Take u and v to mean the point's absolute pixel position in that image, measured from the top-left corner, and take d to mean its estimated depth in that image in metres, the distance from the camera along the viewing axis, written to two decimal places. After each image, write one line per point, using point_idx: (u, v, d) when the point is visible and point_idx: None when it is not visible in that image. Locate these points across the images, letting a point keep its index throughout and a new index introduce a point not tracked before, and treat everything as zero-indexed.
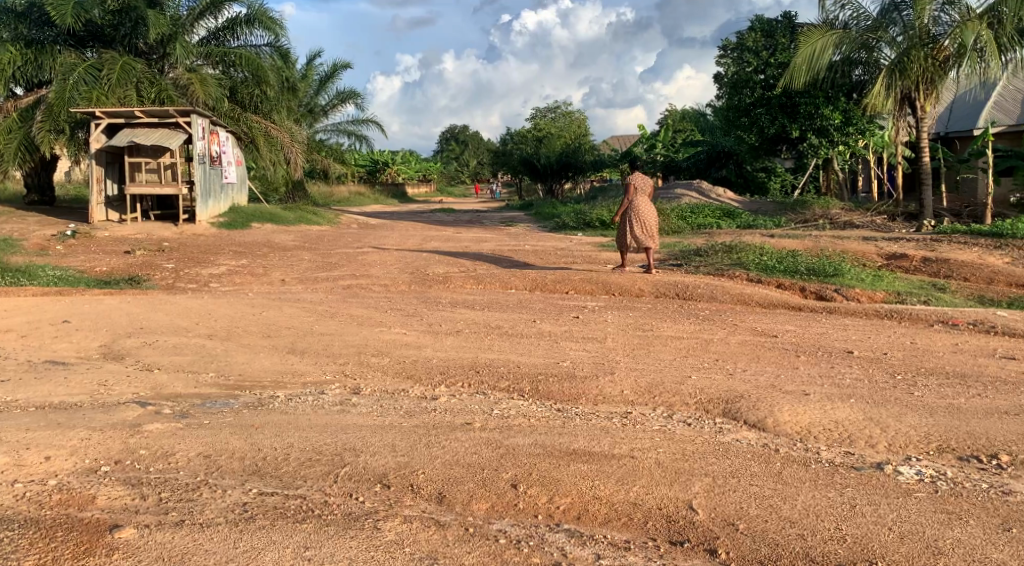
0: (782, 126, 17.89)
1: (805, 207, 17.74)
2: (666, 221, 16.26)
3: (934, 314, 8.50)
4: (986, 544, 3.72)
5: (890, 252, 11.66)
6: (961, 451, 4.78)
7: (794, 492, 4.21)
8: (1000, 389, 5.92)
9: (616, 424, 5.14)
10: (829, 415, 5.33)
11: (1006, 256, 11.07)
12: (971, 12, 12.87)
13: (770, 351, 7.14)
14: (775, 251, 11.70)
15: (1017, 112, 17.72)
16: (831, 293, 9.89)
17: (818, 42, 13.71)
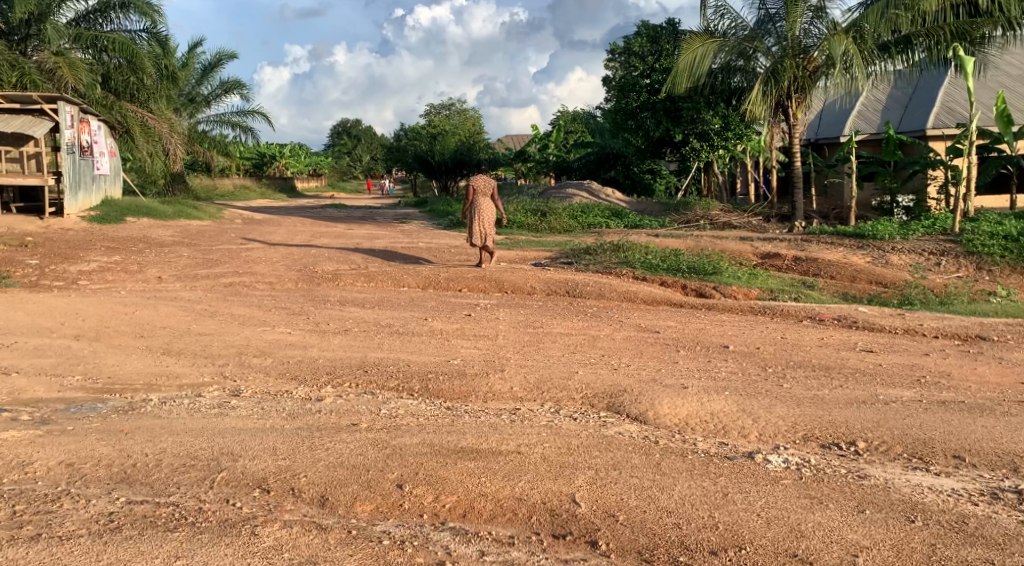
0: (666, 130, 18.46)
1: (688, 208, 18.36)
2: (557, 220, 16.57)
3: (803, 310, 9.00)
4: (843, 526, 3.98)
5: (765, 252, 12.23)
6: (824, 439, 5.08)
7: (670, 483, 4.37)
8: (859, 380, 6.33)
9: (504, 421, 5.18)
10: (706, 407, 5.56)
11: (868, 256, 11.81)
12: (837, 26, 13.68)
13: (654, 346, 7.38)
14: (660, 250, 12.07)
15: (877, 122, 18.92)
16: (710, 290, 10.30)
17: (699, 49, 14.09)
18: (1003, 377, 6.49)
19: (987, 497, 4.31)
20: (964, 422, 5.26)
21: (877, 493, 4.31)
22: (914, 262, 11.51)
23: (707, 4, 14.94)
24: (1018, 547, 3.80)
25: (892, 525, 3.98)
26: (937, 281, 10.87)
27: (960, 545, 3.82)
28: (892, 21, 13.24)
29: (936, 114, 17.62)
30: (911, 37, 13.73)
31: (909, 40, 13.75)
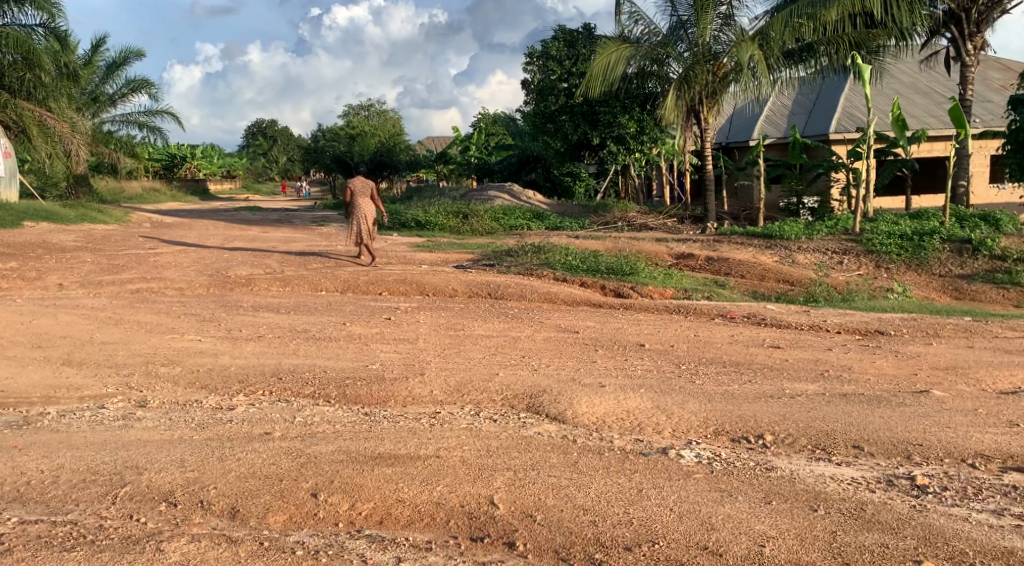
0: (584, 133, 18.64)
1: (607, 209, 18.67)
2: (479, 222, 16.63)
3: (715, 308, 9.26)
4: (751, 517, 4.11)
5: (679, 252, 12.52)
6: (734, 433, 5.24)
7: (588, 480, 4.43)
8: (767, 375, 6.57)
9: (422, 425, 5.16)
10: (622, 405, 5.66)
11: (777, 256, 12.23)
12: (744, 34, 14.14)
13: (573, 346, 7.46)
14: (579, 251, 12.21)
15: (784, 126, 19.60)
16: (628, 290, 10.50)
17: (613, 54, 14.31)
18: (899, 369, 6.82)
19: (884, 484, 4.52)
20: (863, 413, 5.51)
21: (784, 485, 4.47)
22: (818, 261, 11.98)
23: (621, 10, 15.20)
24: (911, 530, 4.00)
25: (798, 514, 4.14)
26: (840, 279, 11.35)
27: (858, 531, 4.00)
28: (795, 30, 13.76)
29: (837, 119, 18.40)
30: (813, 45, 14.33)
31: (811, 48, 14.35)
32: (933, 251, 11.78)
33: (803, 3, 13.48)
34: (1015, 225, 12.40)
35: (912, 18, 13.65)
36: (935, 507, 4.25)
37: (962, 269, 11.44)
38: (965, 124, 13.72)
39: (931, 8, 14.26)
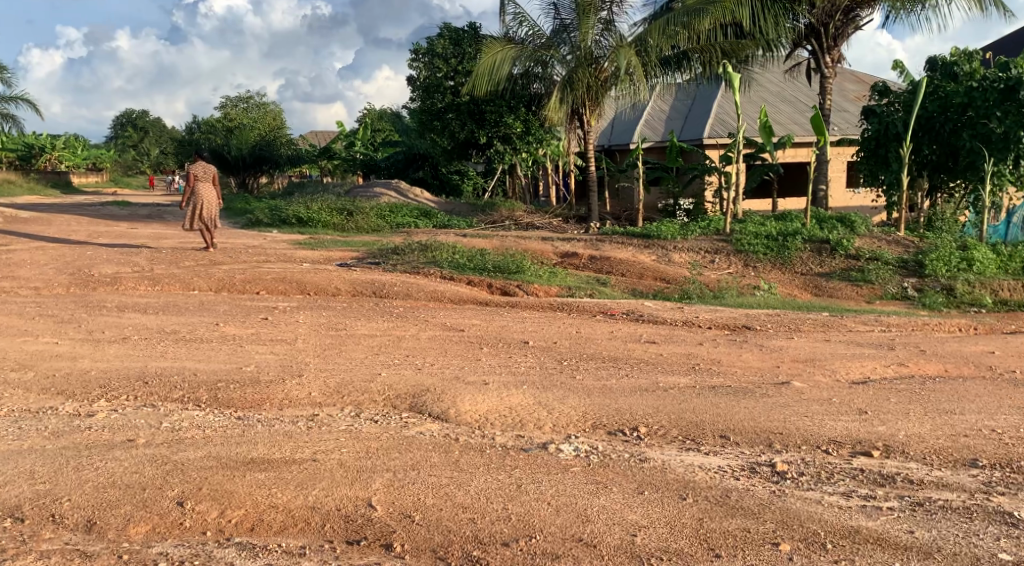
0: (471, 131, 18.63)
1: (494, 208, 18.75)
2: (363, 219, 16.40)
3: (597, 305, 9.48)
4: (626, 508, 4.23)
5: (563, 252, 12.71)
6: (611, 426, 5.38)
7: (468, 478, 4.44)
8: (644, 369, 6.80)
9: (300, 428, 5.03)
10: (505, 402, 5.71)
11: (654, 255, 12.60)
12: (624, 40, 14.50)
13: (457, 344, 7.46)
14: (465, 250, 12.21)
15: (662, 130, 20.25)
16: (514, 289, 10.59)
17: (498, 54, 14.42)
18: (764, 361, 7.20)
19: (747, 471, 4.75)
20: (730, 404, 5.78)
21: (656, 475, 4.62)
22: (692, 260, 12.45)
23: (505, 11, 15.31)
24: (770, 515, 4.23)
25: (668, 503, 4.29)
26: (712, 277, 11.86)
27: (724, 517, 4.19)
28: (671, 37, 14.21)
29: (711, 124, 19.17)
30: (687, 53, 14.89)
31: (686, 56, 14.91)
32: (796, 251, 12.48)
33: (679, 12, 13.91)
34: (868, 227, 13.28)
35: (777, 31, 14.45)
36: (793, 492, 4.50)
37: (821, 268, 12.16)
38: (824, 131, 14.59)
39: (795, 21, 15.04)
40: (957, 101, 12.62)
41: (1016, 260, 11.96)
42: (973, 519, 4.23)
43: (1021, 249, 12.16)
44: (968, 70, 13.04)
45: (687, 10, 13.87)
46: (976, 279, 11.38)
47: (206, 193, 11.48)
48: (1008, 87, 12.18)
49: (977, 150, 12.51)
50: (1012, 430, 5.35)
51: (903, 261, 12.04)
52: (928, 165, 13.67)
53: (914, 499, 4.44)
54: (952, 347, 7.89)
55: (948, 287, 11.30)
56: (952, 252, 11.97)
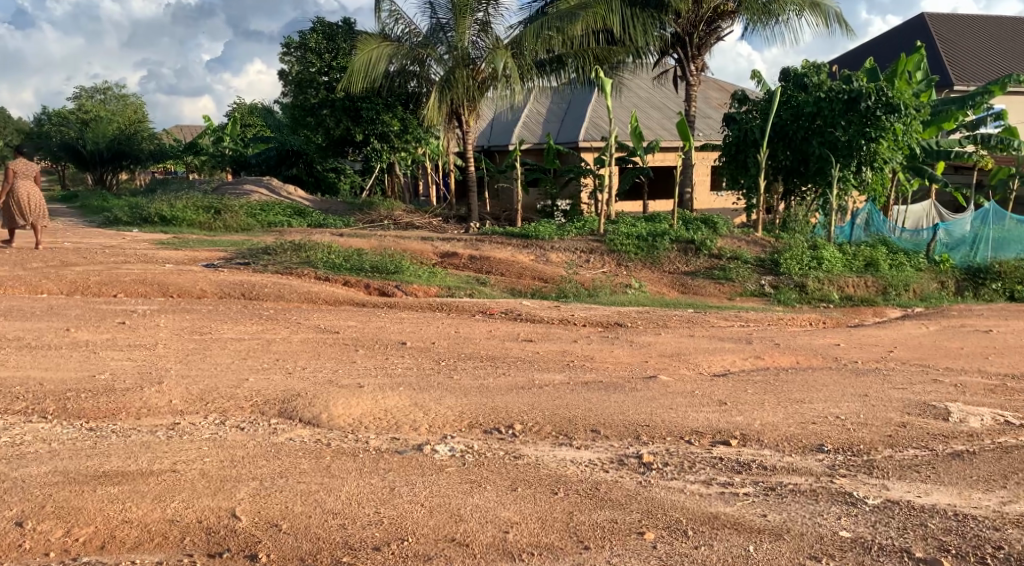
0: (346, 128, 18.23)
1: (372, 208, 18.42)
2: (233, 218, 15.80)
3: (475, 305, 9.52)
4: (498, 506, 4.26)
5: (443, 251, 12.66)
6: (486, 425, 5.41)
7: (339, 484, 4.36)
8: (521, 367, 6.87)
9: (159, 438, 4.79)
10: (380, 404, 5.63)
11: (532, 255, 12.75)
12: (500, 42, 14.59)
13: (331, 347, 7.30)
14: (341, 250, 11.96)
15: (540, 132, 20.54)
16: (392, 290, 10.48)
17: (374, 51, 14.22)
18: (633, 357, 7.43)
19: (616, 463, 4.89)
20: (602, 399, 5.94)
21: (528, 471, 4.69)
22: (569, 260, 12.68)
23: (380, 7, 15.12)
24: (637, 505, 4.37)
25: (540, 499, 4.36)
26: (587, 276, 12.12)
27: (592, 509, 4.29)
28: (546, 41, 14.43)
29: (586, 127, 19.60)
30: (562, 57, 15.21)
31: (560, 60, 15.25)
32: (665, 250, 12.94)
33: (553, 16, 14.22)
34: (730, 228, 13.93)
35: (645, 39, 14.92)
36: (658, 482, 4.67)
37: (687, 267, 12.68)
38: (689, 137, 15.23)
39: (662, 30, 15.61)
40: (807, 110, 13.46)
41: (860, 259, 12.85)
42: (819, 500, 4.52)
43: (864, 249, 13.08)
44: (816, 81, 13.75)
45: (559, 15, 14.16)
46: (826, 276, 12.20)
47: (25, 189, 10.74)
48: (851, 98, 13.08)
49: (825, 156, 13.42)
50: (854, 416, 5.75)
51: (761, 260, 12.71)
52: (782, 169, 14.50)
53: (767, 484, 4.71)
54: (803, 340, 8.41)
55: (801, 283, 12.06)
56: (804, 251, 12.75)
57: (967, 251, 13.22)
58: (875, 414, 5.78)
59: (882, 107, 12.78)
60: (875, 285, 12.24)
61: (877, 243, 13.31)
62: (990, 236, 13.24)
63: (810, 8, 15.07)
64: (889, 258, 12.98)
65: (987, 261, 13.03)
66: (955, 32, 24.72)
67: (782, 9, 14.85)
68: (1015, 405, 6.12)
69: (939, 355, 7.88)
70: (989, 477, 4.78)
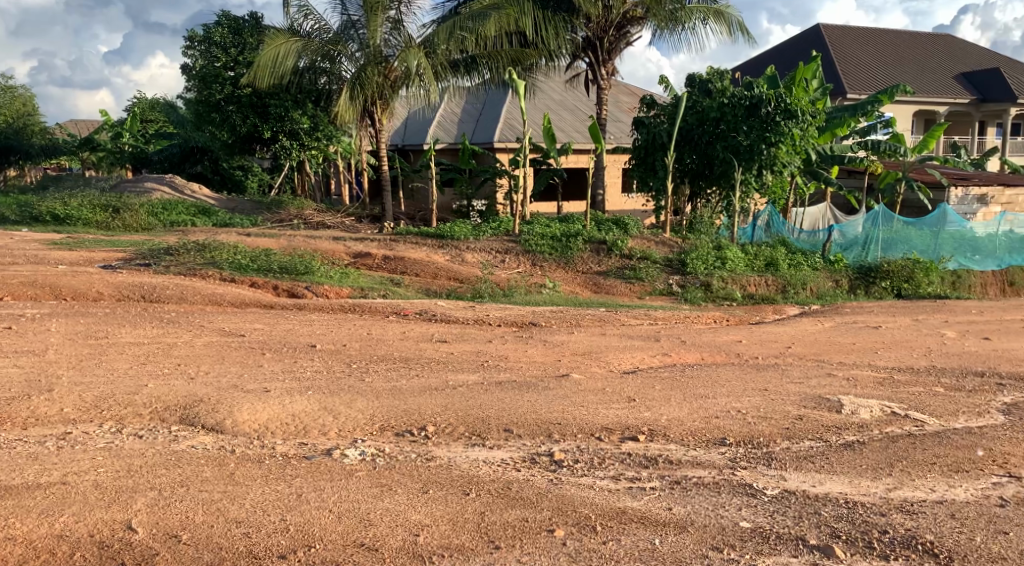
0: (253, 125, 17.77)
1: (281, 207, 17.99)
2: (132, 217, 15.16)
3: (388, 306, 9.43)
4: (408, 508, 4.23)
5: (355, 251, 12.48)
6: (398, 427, 5.36)
7: (243, 491, 4.25)
8: (434, 368, 6.85)
9: (48, 449, 4.57)
10: (287, 409, 5.50)
11: (447, 256, 12.73)
12: (413, 41, 14.48)
13: (237, 350, 7.10)
14: (248, 250, 11.67)
15: (454, 132, 20.48)
16: (301, 290, 10.27)
17: (282, 46, 13.90)
18: (546, 356, 7.50)
19: (527, 462, 4.93)
20: (514, 398, 5.96)
21: (440, 473, 4.67)
22: (483, 260, 12.70)
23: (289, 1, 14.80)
24: (547, 502, 4.41)
25: (451, 500, 4.35)
26: (502, 276, 12.17)
27: (504, 509, 4.31)
28: (459, 41, 14.41)
29: (500, 128, 19.66)
30: (475, 58, 15.22)
31: (474, 60, 15.24)
32: (578, 251, 13.10)
33: (465, 17, 14.09)
34: (640, 228, 14.23)
35: (557, 42, 15.14)
36: (568, 479, 4.73)
37: (599, 267, 12.88)
38: (601, 139, 15.39)
39: (573, 33, 15.84)
40: (711, 115, 13.90)
41: (761, 259, 13.33)
42: (721, 492, 4.66)
43: (765, 249, 13.57)
44: (719, 87, 14.38)
45: (472, 15, 14.11)
46: (729, 276, 12.63)
47: None
48: (752, 104, 13.57)
49: (728, 160, 13.88)
50: (755, 410, 5.96)
51: (669, 260, 13.02)
52: (689, 172, 14.89)
53: (673, 478, 4.83)
54: (708, 337, 8.66)
55: (706, 283, 12.44)
56: (709, 251, 13.14)
57: (860, 251, 13.85)
58: (774, 408, 6.01)
59: (781, 112, 13.30)
60: (775, 284, 12.74)
61: (778, 244, 13.83)
62: (879, 236, 13.80)
63: (714, 16, 15.54)
64: (788, 258, 13.52)
65: (876, 260, 13.62)
66: (849, 43, 25.92)
67: (688, 16, 15.27)
68: (901, 396, 6.46)
69: (833, 350, 8.25)
70: (876, 465, 5.03)
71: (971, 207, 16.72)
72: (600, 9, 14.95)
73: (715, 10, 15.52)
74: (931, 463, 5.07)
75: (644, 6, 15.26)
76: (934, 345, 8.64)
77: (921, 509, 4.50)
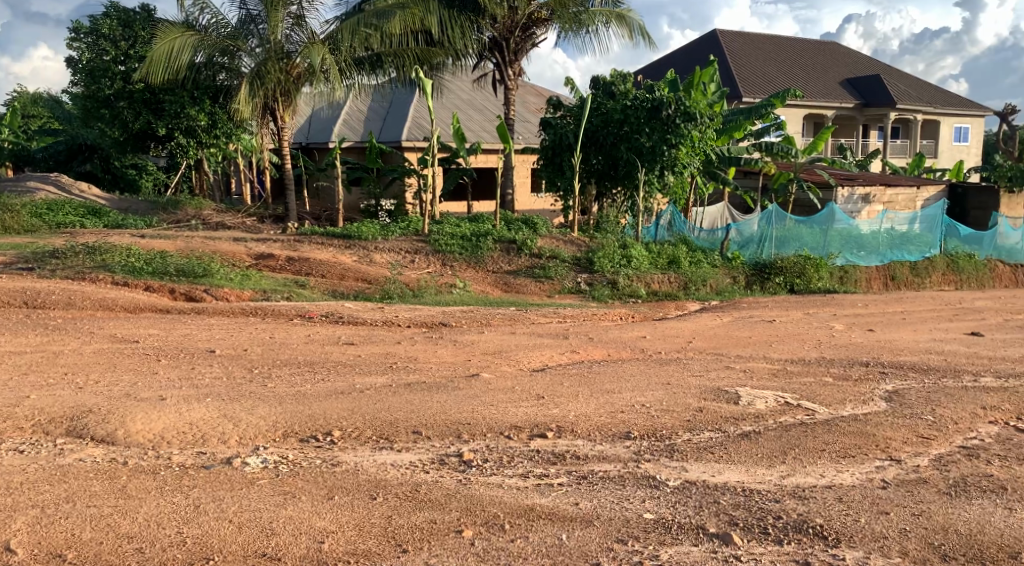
0: (147, 122, 17.00)
1: (178, 207, 17.33)
2: (13, 218, 14.31)
3: (293, 309, 9.21)
4: (313, 515, 4.15)
5: (257, 252, 12.13)
6: (302, 433, 5.24)
7: (136, 505, 4.09)
8: (340, 372, 6.73)
9: None
10: (184, 417, 5.30)
11: (354, 256, 12.55)
12: (316, 37, 14.18)
13: (130, 357, 6.80)
14: (142, 252, 11.20)
15: (360, 131, 20.16)
16: (200, 294, 9.92)
17: (176, 40, 13.40)
18: (455, 356, 7.49)
19: (436, 463, 4.90)
20: (423, 400, 5.92)
21: (347, 478, 4.59)
22: (392, 261, 12.57)
23: None
24: (456, 503, 4.40)
25: (357, 505, 4.29)
26: (411, 276, 12.06)
27: (411, 511, 4.28)
28: (363, 39, 14.18)
29: (407, 127, 19.48)
30: (381, 56, 14.98)
31: (379, 58, 15.00)
32: (488, 250, 13.12)
33: (369, 14, 13.82)
34: (547, 228, 14.37)
35: (463, 41, 15.21)
36: (476, 478, 4.73)
37: (509, 266, 12.94)
38: (508, 138, 15.45)
39: (479, 34, 15.86)
40: (615, 117, 14.14)
41: (664, 257, 13.67)
42: (625, 485, 4.75)
43: (668, 247, 13.92)
44: (623, 90, 14.76)
45: (377, 12, 13.82)
46: (634, 274, 12.91)
47: None
48: (654, 106, 13.91)
49: (632, 160, 14.17)
50: (658, 404, 6.11)
51: (576, 259, 13.20)
52: (595, 173, 15.09)
53: (580, 473, 4.89)
54: (614, 334, 8.81)
55: (613, 281, 12.68)
56: (615, 249, 13.37)
57: (756, 248, 14.32)
58: (676, 400, 6.18)
59: (681, 115, 13.70)
60: (677, 281, 13.11)
61: (680, 242, 14.20)
62: (773, 235, 14.36)
63: (617, 20, 15.85)
64: (689, 256, 13.90)
65: (771, 257, 14.15)
66: (744, 49, 26.91)
67: (592, 19, 15.51)
68: (794, 387, 6.74)
69: (731, 344, 8.55)
70: (771, 454, 5.23)
71: (856, 206, 17.60)
72: (506, 10, 15.02)
73: (617, 13, 15.81)
74: (821, 449, 5.31)
75: (549, 8, 15.42)
76: (823, 337, 9.06)
77: (812, 494, 4.71)
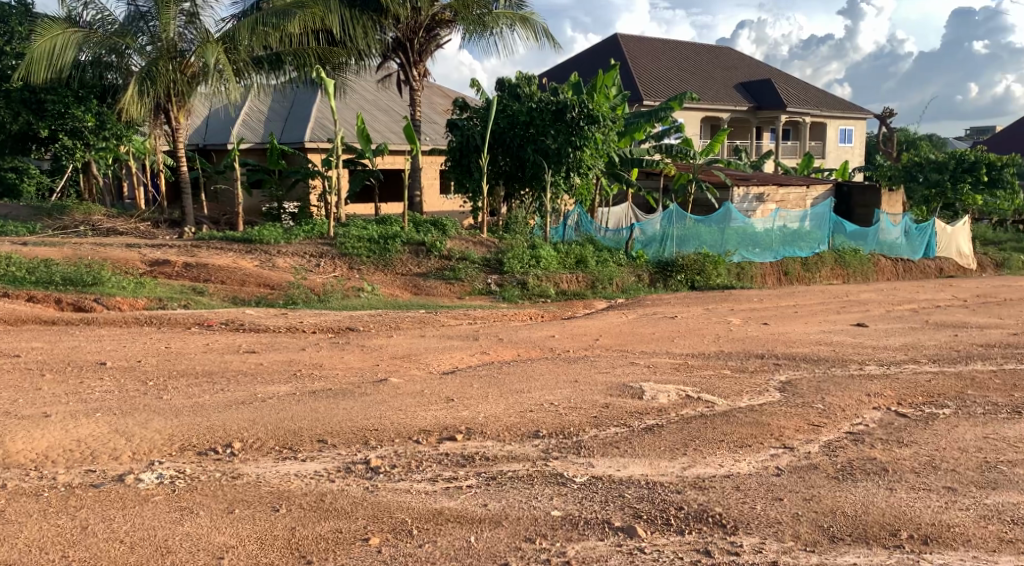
0: (27, 123, 15.98)
1: (65, 212, 16.44)
2: None
3: (190, 317, 8.86)
4: (211, 531, 4.01)
5: (152, 259, 11.63)
6: (201, 446, 5.05)
7: (15, 530, 3.86)
8: (242, 381, 6.51)
9: None
10: (71, 434, 5.02)
11: (256, 261, 12.20)
12: (210, 35, 13.72)
13: (11, 373, 6.40)
14: (25, 260, 10.58)
15: (261, 132, 19.60)
16: (89, 303, 9.44)
17: (58, 37, 12.74)
18: (362, 361, 7.38)
19: (341, 471, 4.81)
20: (329, 407, 5.80)
21: (248, 491, 4.45)
22: (296, 265, 12.28)
23: None
24: (362, 511, 4.33)
25: (258, 518, 4.16)
26: (316, 281, 11.80)
27: (316, 522, 4.19)
28: (261, 38, 13.78)
29: (310, 128, 19.08)
30: (280, 56, 14.53)
31: (279, 58, 14.54)
32: (396, 253, 12.98)
33: (267, 13, 13.57)
34: (456, 229, 14.31)
35: (366, 41, 15.00)
36: (383, 485, 4.66)
37: (418, 268, 12.85)
38: (415, 140, 15.35)
39: (382, 34, 15.68)
40: (520, 119, 14.20)
41: (571, 257, 13.82)
42: (534, 484, 4.78)
43: (575, 247, 14.08)
44: (527, 92, 14.75)
45: (275, 11, 13.58)
46: (542, 274, 13.03)
47: None
48: (558, 109, 14.05)
49: (539, 162, 14.28)
50: (565, 402, 6.17)
51: (486, 260, 13.22)
52: (502, 174, 15.13)
53: (489, 474, 4.90)
54: (522, 334, 8.86)
55: (522, 282, 12.76)
56: (524, 250, 13.46)
57: (658, 247, 14.67)
58: (583, 397, 6.26)
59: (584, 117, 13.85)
60: (584, 280, 13.32)
61: (586, 242, 14.41)
62: (675, 234, 14.74)
63: (521, 23, 15.94)
64: (595, 255, 14.11)
65: (673, 256, 14.53)
66: (644, 53, 27.54)
67: (495, 22, 15.57)
68: (695, 380, 6.95)
69: (636, 340, 8.72)
70: (674, 446, 5.37)
71: (752, 205, 18.31)
72: (408, 11, 14.90)
73: (520, 16, 15.91)
74: (720, 440, 5.48)
75: (452, 9, 15.40)
76: (722, 332, 9.36)
77: (711, 484, 4.85)
